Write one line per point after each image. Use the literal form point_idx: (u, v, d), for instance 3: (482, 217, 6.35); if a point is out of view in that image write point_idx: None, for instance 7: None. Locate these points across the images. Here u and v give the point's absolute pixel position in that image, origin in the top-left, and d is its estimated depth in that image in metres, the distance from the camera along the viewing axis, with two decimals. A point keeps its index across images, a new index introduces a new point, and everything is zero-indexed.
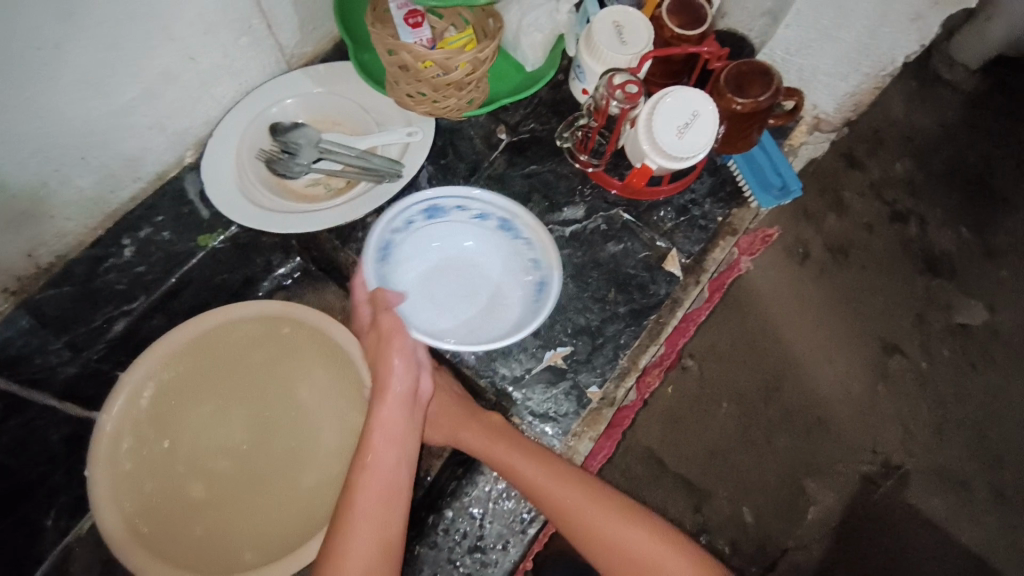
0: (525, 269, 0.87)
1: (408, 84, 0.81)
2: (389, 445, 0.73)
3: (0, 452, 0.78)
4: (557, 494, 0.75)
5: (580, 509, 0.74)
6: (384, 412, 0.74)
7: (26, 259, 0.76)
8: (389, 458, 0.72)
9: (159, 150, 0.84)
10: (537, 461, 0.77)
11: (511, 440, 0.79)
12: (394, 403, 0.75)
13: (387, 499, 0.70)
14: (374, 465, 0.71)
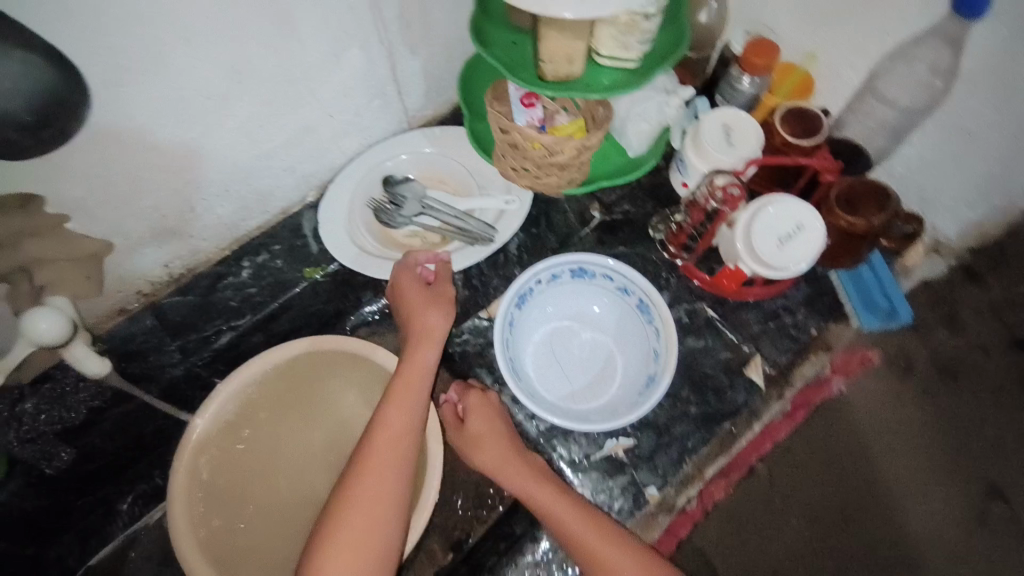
0: (641, 356, 0.84)
1: (515, 159, 0.86)
2: (387, 472, 0.72)
3: (104, 434, 0.86)
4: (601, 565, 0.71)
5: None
6: (390, 437, 0.74)
7: (163, 269, 0.87)
8: (387, 485, 0.72)
9: (288, 189, 0.95)
10: (583, 523, 0.73)
11: (560, 495, 0.75)
12: (396, 433, 0.75)
13: (375, 532, 0.69)
14: (369, 488, 0.71)
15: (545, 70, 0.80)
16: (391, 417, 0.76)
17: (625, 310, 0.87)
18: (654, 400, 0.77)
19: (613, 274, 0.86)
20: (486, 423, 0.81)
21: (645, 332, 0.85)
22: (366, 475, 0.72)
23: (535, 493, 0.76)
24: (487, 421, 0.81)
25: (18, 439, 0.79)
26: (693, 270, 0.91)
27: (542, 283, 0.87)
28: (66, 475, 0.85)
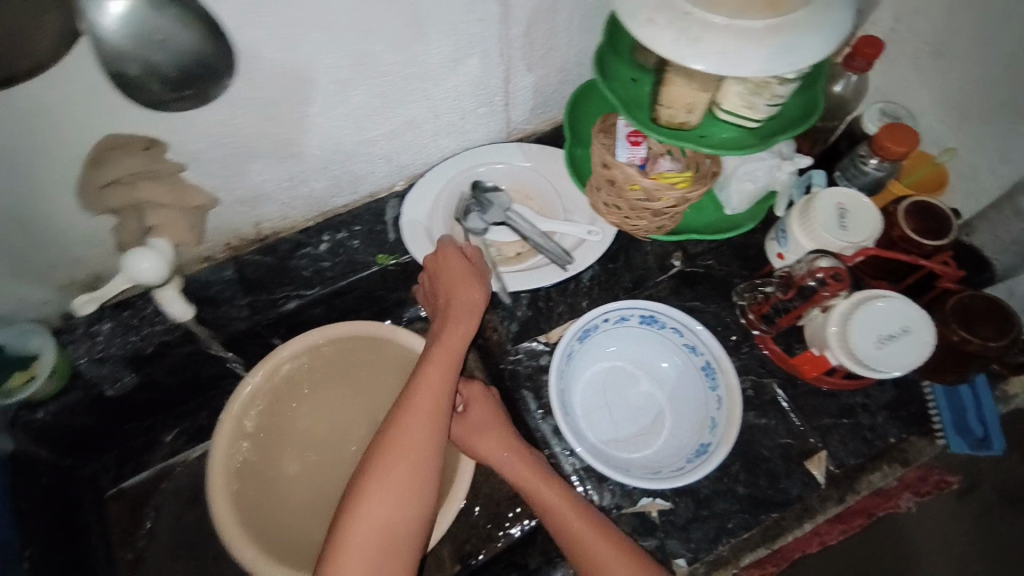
0: (698, 423, 0.79)
1: (608, 196, 0.83)
2: (417, 445, 0.69)
3: (166, 369, 0.90)
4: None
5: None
6: (421, 403, 0.72)
7: (252, 228, 0.90)
8: (417, 461, 0.69)
9: (381, 176, 0.96)
10: (592, 533, 0.72)
11: (569, 501, 0.74)
12: (430, 398, 0.72)
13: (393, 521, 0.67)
14: (398, 463, 0.68)
15: (660, 114, 0.78)
16: (423, 384, 0.73)
17: (688, 369, 0.83)
18: (703, 471, 0.72)
19: (684, 329, 0.82)
20: (488, 415, 0.83)
21: (705, 397, 0.80)
22: (397, 446, 0.69)
23: (544, 492, 0.75)
24: (490, 415, 0.83)
25: (88, 356, 0.83)
26: (769, 343, 0.86)
27: (609, 322, 0.84)
28: (122, 398, 0.89)
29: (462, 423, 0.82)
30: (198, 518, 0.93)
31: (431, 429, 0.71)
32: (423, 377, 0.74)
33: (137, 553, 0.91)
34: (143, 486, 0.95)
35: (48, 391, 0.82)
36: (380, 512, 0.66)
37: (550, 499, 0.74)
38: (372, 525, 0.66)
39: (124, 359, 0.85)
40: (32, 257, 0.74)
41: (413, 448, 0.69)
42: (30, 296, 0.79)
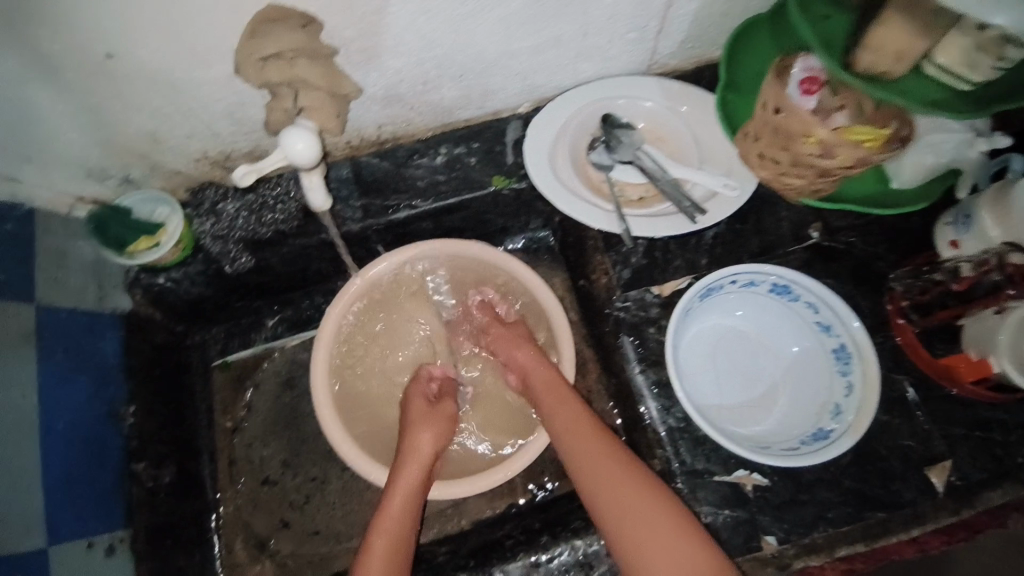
0: (820, 407, 0.74)
1: (766, 146, 0.72)
2: (405, 509, 0.76)
3: (281, 259, 0.92)
4: (630, 521, 0.70)
5: (653, 543, 0.68)
6: (408, 477, 0.78)
7: (375, 129, 0.89)
8: (408, 514, 0.76)
9: (511, 93, 0.90)
10: (618, 478, 0.73)
11: (599, 448, 0.76)
12: (416, 464, 0.79)
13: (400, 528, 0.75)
14: (392, 520, 0.75)
15: (859, 59, 0.68)
16: (413, 454, 0.80)
17: (815, 350, 0.77)
18: (824, 456, 0.69)
19: (820, 305, 0.75)
20: (518, 337, 0.88)
21: (831, 381, 0.75)
22: (386, 512, 0.76)
23: (572, 440, 0.78)
24: (515, 341, 0.88)
25: (212, 233, 0.86)
26: (909, 336, 0.80)
27: (737, 285, 0.78)
28: (238, 277, 0.92)
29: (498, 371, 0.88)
30: (292, 402, 0.98)
31: (416, 487, 0.78)
32: (418, 441, 0.81)
33: (235, 424, 0.97)
34: (246, 362, 1.00)
35: (170, 259, 0.84)
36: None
37: (582, 447, 0.77)
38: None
39: (244, 240, 0.88)
40: (175, 125, 0.74)
41: (419, 453, 0.80)
42: (167, 164, 0.81)
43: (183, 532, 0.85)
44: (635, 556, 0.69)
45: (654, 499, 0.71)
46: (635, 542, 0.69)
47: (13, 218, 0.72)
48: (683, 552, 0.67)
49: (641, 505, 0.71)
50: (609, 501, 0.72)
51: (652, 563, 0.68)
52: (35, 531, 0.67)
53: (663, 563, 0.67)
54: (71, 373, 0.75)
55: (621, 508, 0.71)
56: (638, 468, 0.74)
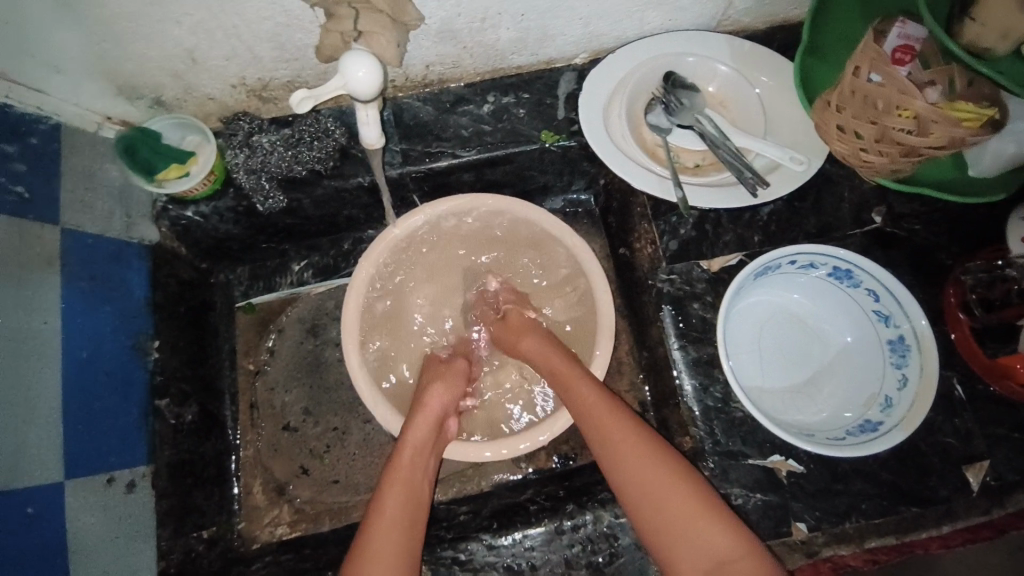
0: (869, 400, 0.72)
1: (850, 118, 0.68)
2: (417, 467, 0.71)
3: (314, 201, 0.88)
4: (659, 502, 0.65)
5: (682, 528, 0.63)
6: (417, 433, 0.73)
7: (422, 69, 0.83)
8: (418, 473, 0.71)
9: (569, 42, 0.84)
10: (645, 458, 0.67)
11: (621, 427, 0.70)
12: (426, 421, 0.74)
13: (413, 485, 0.70)
14: (403, 481, 0.70)
15: (964, 31, 0.62)
16: (424, 409, 0.75)
17: (869, 339, 0.74)
18: (870, 449, 0.67)
19: (882, 294, 0.72)
20: (526, 323, 0.84)
21: (883, 373, 0.72)
22: (398, 467, 0.71)
23: (595, 415, 0.72)
24: (529, 325, 0.83)
25: (245, 167, 0.82)
26: (965, 330, 0.76)
27: (795, 265, 0.75)
28: (269, 216, 0.88)
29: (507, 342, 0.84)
30: (315, 350, 0.97)
31: (427, 445, 0.73)
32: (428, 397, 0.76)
33: (258, 367, 0.95)
34: (272, 305, 0.98)
35: (201, 191, 0.80)
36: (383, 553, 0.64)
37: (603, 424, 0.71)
38: (384, 548, 0.64)
39: (278, 178, 0.83)
40: (214, 45, 0.69)
41: (430, 409, 0.75)
42: (200, 88, 0.76)
43: (203, 472, 0.84)
44: (662, 540, 0.64)
45: (683, 481, 0.65)
46: (662, 526, 0.64)
47: (38, 133, 0.69)
48: (714, 539, 0.62)
49: (670, 487, 0.65)
50: (634, 483, 0.66)
51: (679, 549, 0.63)
52: (51, 463, 0.64)
53: (691, 549, 0.62)
54: (96, 301, 0.72)
55: (648, 490, 0.66)
56: (663, 450, 0.68)
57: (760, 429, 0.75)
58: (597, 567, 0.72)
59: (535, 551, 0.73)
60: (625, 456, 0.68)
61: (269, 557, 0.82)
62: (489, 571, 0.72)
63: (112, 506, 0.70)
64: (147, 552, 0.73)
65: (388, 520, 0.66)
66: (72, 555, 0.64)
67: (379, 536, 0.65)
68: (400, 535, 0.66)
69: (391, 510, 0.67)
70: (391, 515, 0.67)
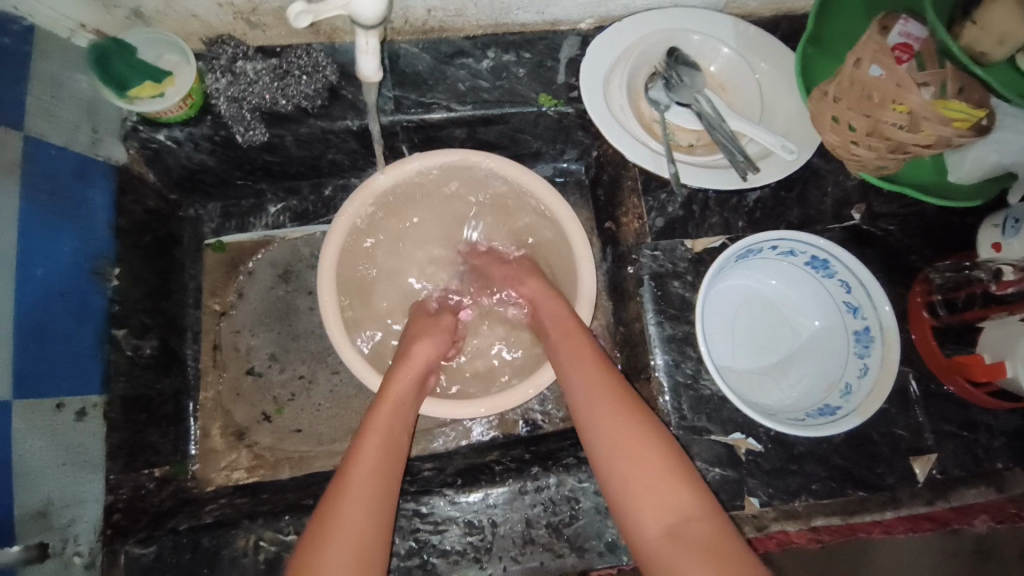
0: (830, 386, 0.75)
1: (846, 107, 0.69)
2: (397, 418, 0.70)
3: (296, 141, 0.84)
4: (627, 461, 0.65)
5: (648, 490, 0.63)
6: (401, 385, 0.72)
7: (424, 13, 0.80)
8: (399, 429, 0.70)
9: (576, 4, 0.82)
10: (620, 415, 0.68)
11: (601, 382, 0.71)
12: (412, 371, 0.74)
13: (391, 436, 0.68)
14: (381, 431, 0.68)
15: (963, 33, 0.63)
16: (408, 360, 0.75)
17: (837, 329, 0.77)
18: (830, 430, 0.69)
19: (854, 286, 0.74)
20: (530, 267, 0.84)
21: (846, 361, 0.75)
22: (381, 412, 0.70)
23: (578, 372, 0.72)
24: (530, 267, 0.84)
25: (226, 94, 0.78)
26: (924, 327, 0.79)
27: (774, 251, 0.76)
28: (248, 151, 0.83)
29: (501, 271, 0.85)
30: (285, 296, 0.94)
31: (410, 396, 0.72)
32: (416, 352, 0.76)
33: (224, 308, 0.92)
34: (245, 246, 0.94)
35: (176, 115, 0.76)
36: (354, 490, 0.63)
37: (584, 379, 0.71)
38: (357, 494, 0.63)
39: (262, 110, 0.79)
40: None
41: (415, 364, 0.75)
42: (185, 2, 0.71)
43: (159, 409, 0.81)
44: (627, 496, 0.64)
45: (654, 439, 0.66)
46: (630, 481, 0.64)
47: (4, 28, 0.64)
48: (674, 499, 0.62)
49: (640, 447, 0.65)
50: (604, 439, 0.67)
51: (644, 506, 0.63)
52: (2, 381, 0.60)
53: (654, 506, 0.62)
54: (55, 218, 0.68)
55: (620, 449, 0.66)
56: (643, 408, 0.69)
57: (725, 407, 0.77)
58: (555, 527, 0.73)
59: (496, 511, 0.73)
60: (600, 412, 0.69)
61: (224, 500, 0.80)
62: (450, 525, 0.73)
63: (61, 432, 0.67)
64: (95, 485, 0.70)
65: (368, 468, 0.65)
66: (17, 479, 0.61)
67: (354, 482, 0.64)
68: (373, 486, 0.64)
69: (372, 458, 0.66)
70: (369, 464, 0.65)
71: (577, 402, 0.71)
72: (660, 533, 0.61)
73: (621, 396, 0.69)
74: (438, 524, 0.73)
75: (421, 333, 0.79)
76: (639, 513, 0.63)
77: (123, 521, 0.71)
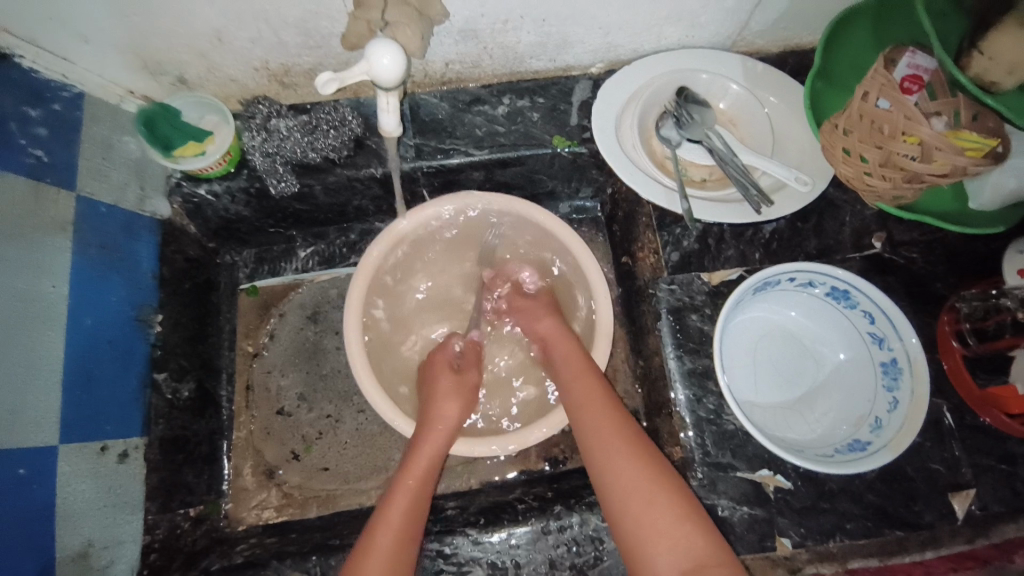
0: (858, 420, 0.73)
1: (857, 140, 0.70)
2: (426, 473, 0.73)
3: (324, 190, 0.88)
4: (639, 507, 0.65)
5: (660, 535, 0.63)
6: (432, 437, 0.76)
7: (442, 66, 0.85)
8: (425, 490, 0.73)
9: (586, 50, 0.86)
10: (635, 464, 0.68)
11: (613, 425, 0.72)
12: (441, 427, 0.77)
13: (422, 493, 0.72)
14: (407, 494, 0.71)
15: (971, 64, 0.64)
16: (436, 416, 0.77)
17: (862, 361, 0.75)
18: (860, 466, 0.68)
19: (877, 317, 0.73)
20: (546, 306, 0.86)
21: (873, 394, 0.73)
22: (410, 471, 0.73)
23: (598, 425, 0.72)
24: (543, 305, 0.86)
25: (261, 150, 0.83)
26: (956, 357, 0.76)
27: (794, 283, 0.76)
28: (280, 200, 0.89)
29: (523, 309, 0.87)
30: (314, 337, 0.97)
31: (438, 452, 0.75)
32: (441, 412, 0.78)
33: (256, 349, 0.96)
34: (275, 288, 0.99)
35: (215, 170, 0.82)
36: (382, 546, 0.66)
37: (599, 423, 0.72)
38: (378, 556, 0.65)
39: (292, 163, 0.85)
40: (243, 27, 0.71)
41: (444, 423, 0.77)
42: (224, 69, 0.78)
43: (195, 449, 0.84)
44: (641, 544, 0.63)
45: (668, 483, 0.66)
46: (642, 525, 0.64)
47: (61, 100, 0.71)
48: (689, 545, 0.62)
49: (655, 495, 0.65)
50: (618, 490, 0.67)
51: (657, 551, 0.62)
52: (48, 428, 0.64)
53: (668, 553, 0.62)
54: (104, 269, 0.74)
55: (631, 491, 0.66)
56: (654, 454, 0.69)
57: (750, 443, 0.75)
58: (580, 569, 0.72)
59: (520, 551, 0.73)
60: (617, 462, 0.69)
61: (254, 540, 0.82)
62: (474, 566, 0.73)
63: (103, 474, 0.70)
64: (134, 524, 0.73)
65: (394, 531, 0.67)
66: (60, 520, 0.64)
67: (382, 537, 0.67)
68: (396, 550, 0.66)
69: (395, 521, 0.68)
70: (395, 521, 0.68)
71: (591, 451, 0.71)
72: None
73: (633, 441, 0.70)
74: (462, 565, 0.73)
75: (450, 387, 0.81)
76: (650, 556, 0.63)
77: (159, 561, 0.74)
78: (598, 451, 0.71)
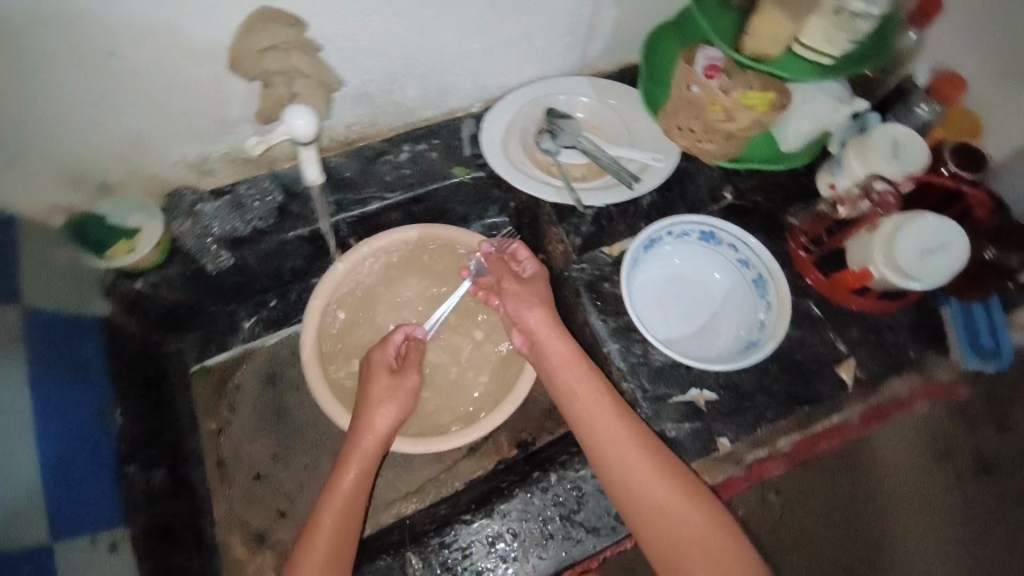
0: (748, 327, 0.90)
1: (686, 117, 0.93)
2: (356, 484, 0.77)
3: (257, 255, 0.96)
4: (623, 462, 0.75)
5: (641, 481, 0.74)
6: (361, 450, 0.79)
7: (344, 129, 0.97)
8: (356, 500, 0.77)
9: (464, 94, 1.02)
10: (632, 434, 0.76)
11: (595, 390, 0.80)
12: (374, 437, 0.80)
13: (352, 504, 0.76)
14: (334, 508, 0.75)
15: (745, 44, 0.84)
16: (367, 426, 0.80)
17: (738, 282, 0.94)
18: (753, 357, 0.85)
19: (739, 245, 0.93)
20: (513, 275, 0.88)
21: (754, 304, 0.92)
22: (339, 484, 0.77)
23: (596, 411, 0.78)
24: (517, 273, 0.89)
25: (192, 234, 0.91)
26: (809, 265, 0.96)
27: (672, 235, 0.94)
28: (217, 277, 0.96)
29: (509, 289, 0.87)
30: (276, 397, 1.03)
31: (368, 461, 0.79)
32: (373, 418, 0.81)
33: (220, 425, 1.00)
34: (228, 362, 1.04)
35: (147, 263, 0.88)
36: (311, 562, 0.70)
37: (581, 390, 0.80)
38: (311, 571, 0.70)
39: (223, 240, 0.93)
40: (161, 128, 0.80)
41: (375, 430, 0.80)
42: (145, 168, 0.85)
43: (179, 530, 0.84)
44: (622, 488, 0.75)
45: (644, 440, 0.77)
46: (626, 476, 0.75)
47: None
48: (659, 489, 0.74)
49: (634, 449, 0.76)
50: (605, 448, 0.76)
51: (637, 495, 0.74)
52: (36, 525, 0.65)
53: (645, 496, 0.74)
54: (57, 371, 0.75)
55: (614, 447, 0.76)
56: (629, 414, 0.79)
57: (678, 373, 0.89)
58: (568, 518, 0.81)
59: (513, 521, 0.80)
60: (614, 432, 0.76)
61: None
62: (474, 547, 0.79)
63: (98, 565, 0.71)
64: None
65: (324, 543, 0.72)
66: None
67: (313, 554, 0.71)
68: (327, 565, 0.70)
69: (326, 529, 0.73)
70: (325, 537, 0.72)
71: (576, 415, 0.79)
72: (649, 515, 0.73)
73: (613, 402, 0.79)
74: (463, 550, 0.79)
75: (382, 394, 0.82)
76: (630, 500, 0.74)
77: None
78: (591, 423, 0.78)
